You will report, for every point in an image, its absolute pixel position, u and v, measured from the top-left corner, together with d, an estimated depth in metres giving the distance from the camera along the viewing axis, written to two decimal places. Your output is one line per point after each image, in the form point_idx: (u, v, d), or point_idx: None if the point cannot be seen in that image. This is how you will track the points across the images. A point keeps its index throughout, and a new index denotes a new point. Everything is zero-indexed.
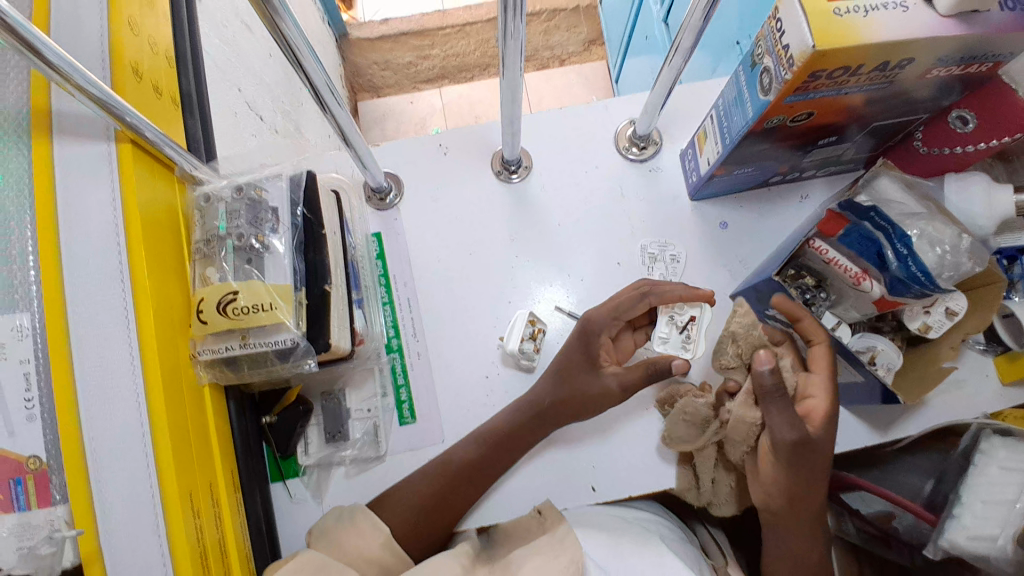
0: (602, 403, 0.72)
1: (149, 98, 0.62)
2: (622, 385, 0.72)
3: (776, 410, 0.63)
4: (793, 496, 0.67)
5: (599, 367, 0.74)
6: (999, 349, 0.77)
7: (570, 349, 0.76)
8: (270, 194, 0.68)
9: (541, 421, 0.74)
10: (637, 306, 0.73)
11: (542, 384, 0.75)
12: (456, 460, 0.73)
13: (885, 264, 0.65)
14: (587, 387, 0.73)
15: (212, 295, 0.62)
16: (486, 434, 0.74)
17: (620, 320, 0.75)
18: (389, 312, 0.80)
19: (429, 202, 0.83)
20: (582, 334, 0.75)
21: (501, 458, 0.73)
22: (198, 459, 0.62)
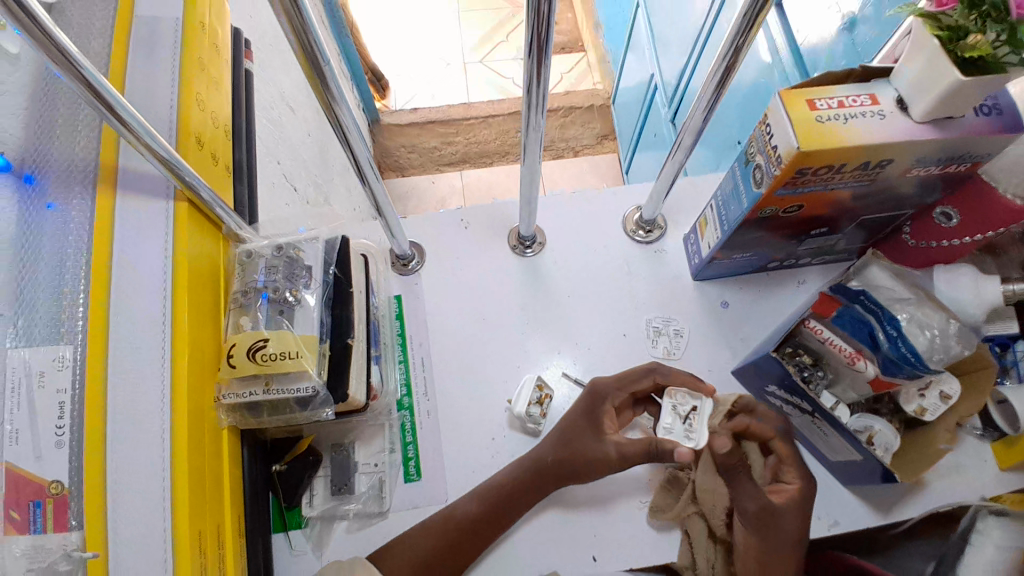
0: (599, 468, 0.73)
1: (208, 166, 0.70)
2: (621, 453, 0.72)
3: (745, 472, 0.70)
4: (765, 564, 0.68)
5: (602, 432, 0.75)
6: (996, 434, 0.79)
7: (577, 413, 0.78)
8: (306, 254, 0.75)
9: (543, 483, 0.74)
10: (640, 381, 0.78)
11: (547, 444, 0.77)
12: (458, 514, 0.73)
13: (877, 345, 0.70)
14: (588, 450, 0.74)
15: (245, 340, 0.67)
16: (490, 492, 0.74)
17: (625, 392, 0.78)
18: (404, 370, 0.84)
19: (448, 269, 0.89)
20: (591, 398, 0.78)
21: (502, 517, 0.73)
22: (210, 500, 0.64)
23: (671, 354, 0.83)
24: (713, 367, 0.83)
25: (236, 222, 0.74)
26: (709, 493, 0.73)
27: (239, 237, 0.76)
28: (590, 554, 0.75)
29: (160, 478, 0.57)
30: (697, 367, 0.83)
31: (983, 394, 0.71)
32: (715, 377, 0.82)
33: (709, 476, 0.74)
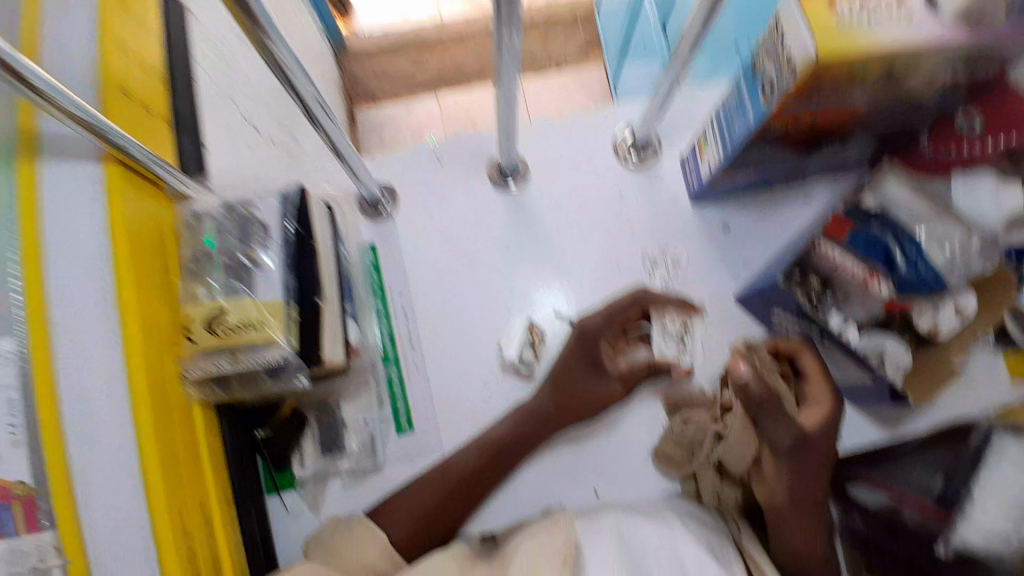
0: (604, 405, 0.73)
1: (138, 118, 0.61)
2: (627, 386, 0.74)
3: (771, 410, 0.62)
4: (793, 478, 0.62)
5: (602, 370, 0.74)
6: (1009, 347, 0.75)
7: (570, 357, 0.75)
8: (260, 210, 0.66)
9: (539, 430, 0.72)
10: (629, 309, 0.75)
11: (542, 392, 0.73)
12: (456, 465, 0.71)
13: (894, 266, 0.63)
14: (592, 390, 0.74)
15: (201, 312, 0.61)
16: (488, 443, 0.72)
17: (614, 324, 0.76)
18: (386, 325, 0.78)
19: (423, 208, 0.81)
20: (579, 338, 0.75)
21: (499, 466, 0.71)
22: (188, 480, 0.61)
23: (669, 285, 0.78)
24: (714, 296, 0.78)
25: (173, 176, 0.65)
26: (738, 446, 0.68)
27: (187, 197, 0.68)
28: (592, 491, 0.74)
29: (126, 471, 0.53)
30: (697, 297, 0.78)
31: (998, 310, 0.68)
32: (717, 306, 0.77)
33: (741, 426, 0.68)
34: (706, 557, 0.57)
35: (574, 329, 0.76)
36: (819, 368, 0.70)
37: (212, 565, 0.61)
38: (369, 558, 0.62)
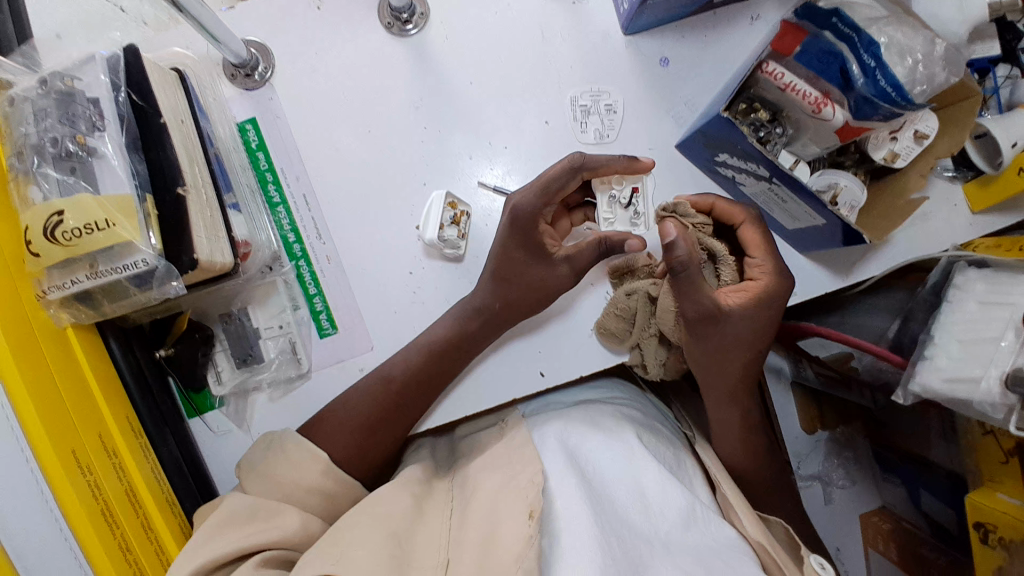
0: (554, 292, 0.66)
1: None
2: (575, 269, 0.65)
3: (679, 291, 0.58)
4: (710, 364, 0.66)
5: (547, 254, 0.65)
6: (970, 174, 0.70)
7: (509, 245, 0.65)
8: (86, 85, 0.53)
9: (488, 327, 0.66)
10: (568, 182, 0.63)
11: (483, 290, 0.66)
12: (398, 373, 0.65)
13: (850, 82, 0.57)
14: (539, 278, 0.65)
15: (37, 220, 0.50)
16: (429, 346, 0.65)
17: (552, 202, 0.64)
18: (284, 213, 0.68)
19: (308, 73, 0.68)
20: (512, 226, 0.64)
21: (444, 367, 0.66)
22: (79, 414, 0.55)
23: (604, 136, 0.68)
24: (654, 145, 0.68)
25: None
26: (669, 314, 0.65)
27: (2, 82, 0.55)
28: (537, 370, 0.69)
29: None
30: (637, 148, 0.69)
31: (965, 130, 0.60)
32: (659, 157, 0.69)
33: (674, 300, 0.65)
34: (666, 478, 0.60)
35: (505, 207, 0.65)
36: (757, 236, 0.64)
37: (126, 494, 0.57)
38: (313, 479, 0.62)
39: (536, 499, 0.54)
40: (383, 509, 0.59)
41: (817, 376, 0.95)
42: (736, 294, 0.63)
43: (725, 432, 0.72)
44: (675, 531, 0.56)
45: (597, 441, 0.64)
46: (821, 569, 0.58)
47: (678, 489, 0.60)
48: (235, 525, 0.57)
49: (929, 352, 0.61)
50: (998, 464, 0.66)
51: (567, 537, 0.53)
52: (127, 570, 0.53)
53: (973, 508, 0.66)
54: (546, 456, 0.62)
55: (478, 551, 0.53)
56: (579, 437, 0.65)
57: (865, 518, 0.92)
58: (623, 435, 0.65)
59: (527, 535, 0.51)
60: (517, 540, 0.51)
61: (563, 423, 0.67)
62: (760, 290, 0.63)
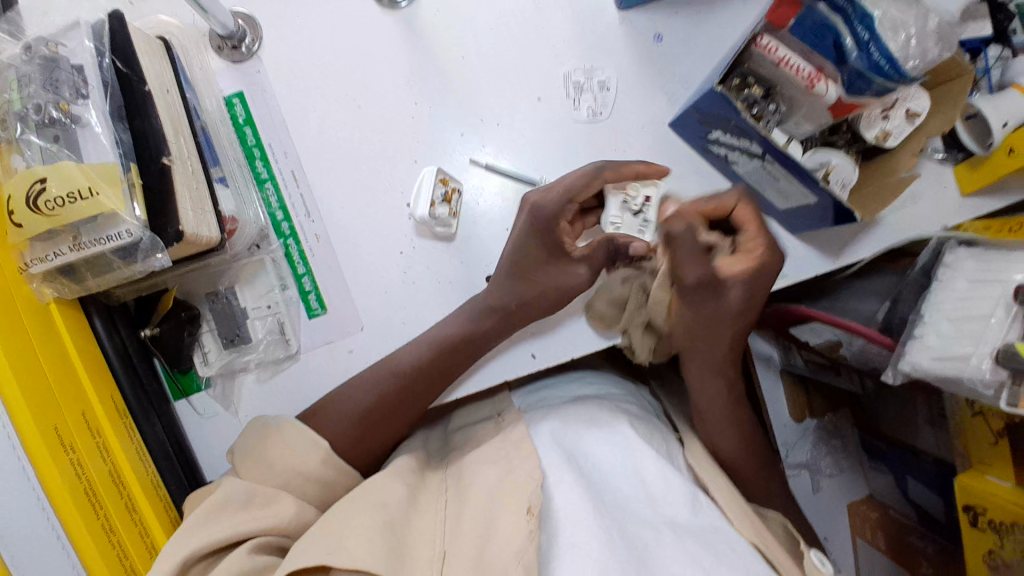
0: (569, 292, 0.65)
1: None
2: (593, 270, 0.65)
3: (681, 250, 0.59)
4: (693, 330, 0.66)
5: (566, 253, 0.64)
6: (960, 156, 0.70)
7: (525, 238, 0.64)
8: (71, 51, 0.52)
9: (504, 322, 0.65)
10: (588, 185, 0.62)
11: (495, 283, 0.65)
12: (404, 368, 0.64)
13: (844, 56, 0.57)
14: (556, 276, 0.65)
15: (18, 189, 0.49)
16: (439, 340, 0.64)
17: (575, 202, 0.62)
18: (273, 191, 0.67)
19: (298, 46, 0.66)
20: (532, 222, 0.63)
21: (454, 365, 0.65)
22: (62, 392, 0.54)
23: (597, 113, 0.67)
24: (647, 123, 0.68)
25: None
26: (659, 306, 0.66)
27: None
28: (529, 351, 0.69)
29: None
30: (630, 127, 0.68)
31: (956, 107, 0.60)
32: (652, 136, 0.68)
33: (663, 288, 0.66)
34: (666, 469, 0.60)
35: (524, 201, 0.63)
36: (751, 215, 0.61)
37: (110, 476, 0.55)
38: (311, 467, 0.60)
39: (535, 494, 0.54)
40: (377, 497, 0.57)
41: (806, 364, 0.95)
42: (733, 262, 0.62)
43: (712, 413, 0.70)
44: (681, 516, 0.56)
45: (596, 436, 0.63)
46: (821, 564, 0.57)
47: (680, 479, 0.59)
48: (229, 511, 0.56)
49: (918, 330, 0.61)
50: (988, 446, 0.66)
51: (565, 535, 0.53)
52: (111, 551, 0.52)
53: (961, 490, 0.66)
54: (544, 451, 0.62)
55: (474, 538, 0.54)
56: (574, 435, 0.64)
57: (851, 506, 0.92)
58: (623, 425, 0.64)
59: (527, 530, 0.51)
60: (516, 536, 0.52)
61: (561, 418, 0.67)
62: (757, 263, 0.61)
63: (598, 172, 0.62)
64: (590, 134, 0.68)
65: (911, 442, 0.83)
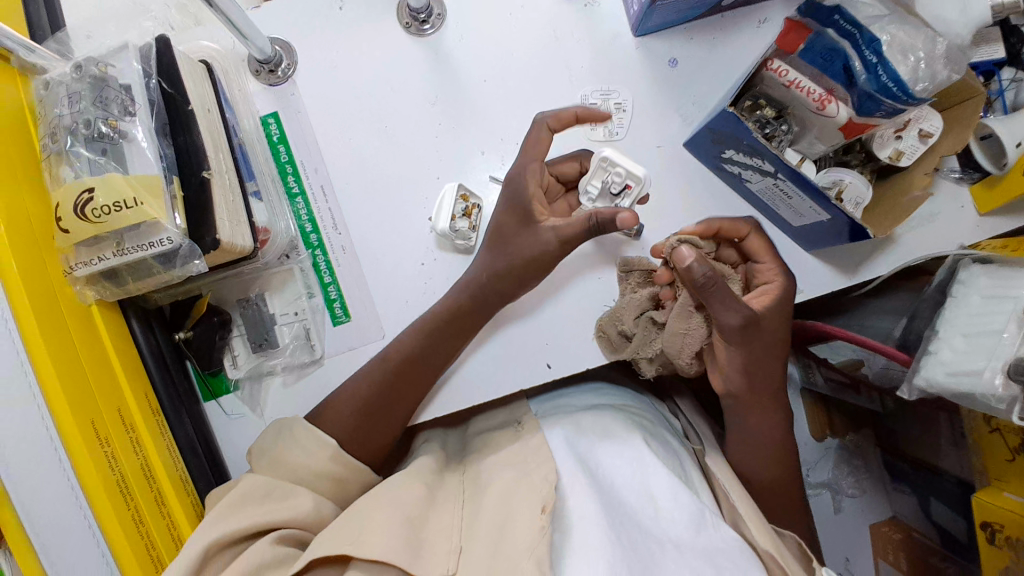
0: (542, 263, 0.65)
1: None
2: (561, 238, 0.64)
3: (718, 301, 0.58)
4: (750, 373, 0.66)
5: (534, 221, 0.65)
6: (976, 176, 0.70)
7: (502, 207, 0.67)
8: (119, 71, 0.56)
9: (487, 301, 0.66)
10: (542, 141, 0.64)
11: (480, 265, 0.67)
12: (394, 353, 0.66)
13: (852, 78, 0.59)
14: (530, 248, 0.65)
15: (67, 198, 0.53)
16: (429, 323, 0.66)
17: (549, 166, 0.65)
18: (303, 204, 0.70)
19: (329, 70, 0.70)
20: (510, 187, 0.65)
21: (441, 347, 0.66)
22: (100, 388, 0.57)
23: (613, 133, 0.70)
24: (662, 142, 0.70)
25: (18, 44, 0.56)
26: (679, 334, 0.65)
27: (38, 68, 0.58)
28: (544, 362, 0.70)
29: (23, 373, 0.50)
30: (645, 146, 0.70)
31: (969, 127, 0.61)
32: (667, 154, 0.70)
33: (682, 316, 0.64)
34: (676, 482, 0.60)
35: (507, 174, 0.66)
36: (764, 243, 0.66)
37: (141, 470, 0.58)
38: (320, 463, 0.63)
39: (549, 495, 0.56)
40: (398, 495, 0.59)
41: (826, 382, 0.95)
42: (766, 292, 0.65)
43: (753, 448, 0.70)
44: (685, 533, 0.56)
45: (608, 445, 0.65)
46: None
47: (689, 494, 0.59)
48: (251, 503, 0.58)
49: (934, 346, 0.61)
50: (1004, 462, 0.65)
51: (575, 536, 0.54)
52: (139, 541, 0.55)
53: (979, 508, 0.65)
54: (557, 454, 0.64)
55: (488, 537, 0.55)
56: (588, 445, 0.66)
57: (874, 527, 0.92)
58: (632, 437, 0.64)
59: (539, 526, 0.53)
60: (530, 531, 0.53)
61: (575, 428, 0.68)
62: (779, 294, 0.65)
63: (549, 123, 0.64)
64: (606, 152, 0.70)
65: (933, 463, 0.82)
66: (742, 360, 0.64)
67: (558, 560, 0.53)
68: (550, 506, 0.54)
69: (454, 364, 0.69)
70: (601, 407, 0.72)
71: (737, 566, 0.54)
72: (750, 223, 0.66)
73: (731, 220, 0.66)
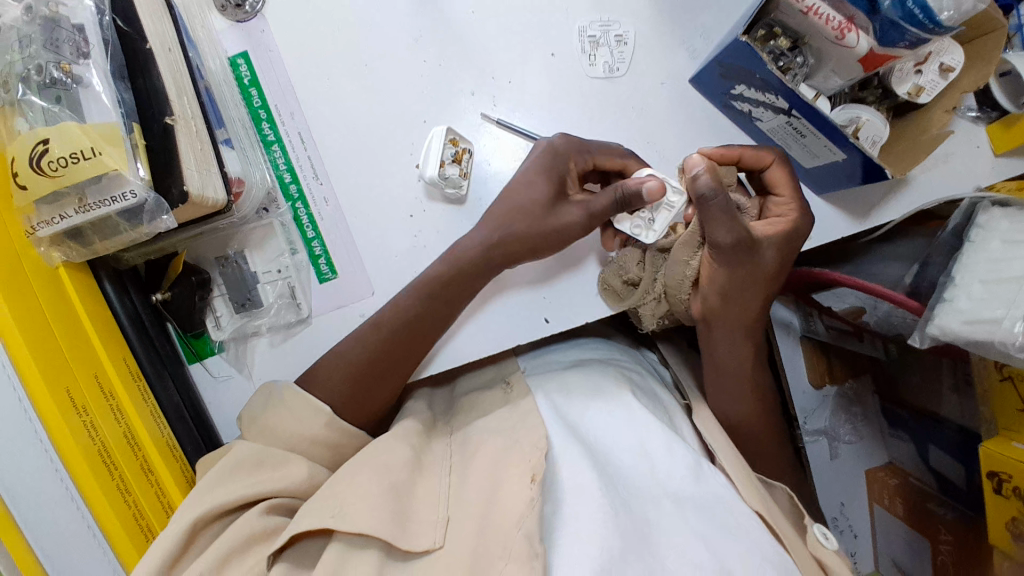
0: (568, 236, 0.62)
1: None
2: (589, 214, 0.61)
3: (717, 212, 0.54)
4: (728, 298, 0.62)
5: (564, 194, 0.63)
6: (993, 115, 0.66)
7: (531, 177, 0.62)
8: (71, 10, 0.50)
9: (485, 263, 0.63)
10: (611, 161, 0.63)
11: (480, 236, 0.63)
12: (388, 315, 0.63)
13: (876, 5, 0.54)
14: (555, 223, 0.62)
15: (21, 151, 0.48)
16: (431, 279, 0.63)
17: (589, 158, 0.62)
18: (280, 152, 0.65)
19: (301, 4, 0.64)
20: (549, 159, 0.61)
21: (446, 313, 0.63)
22: (75, 355, 0.54)
23: (614, 69, 0.65)
24: (667, 79, 0.65)
25: None
26: (680, 263, 0.63)
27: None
28: (542, 316, 0.68)
29: None
30: (648, 83, 0.65)
31: (990, 62, 0.57)
32: (671, 92, 0.65)
33: (686, 247, 0.62)
34: (671, 438, 0.58)
35: (542, 143, 0.62)
36: (784, 175, 0.62)
37: (124, 438, 0.56)
38: (316, 431, 0.60)
39: (538, 463, 0.54)
40: (382, 458, 0.57)
41: (829, 330, 0.91)
42: (772, 219, 0.61)
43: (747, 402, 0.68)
44: (681, 488, 0.56)
45: (599, 406, 0.63)
46: (823, 539, 0.58)
47: (684, 447, 0.58)
48: (244, 473, 0.57)
49: (948, 293, 0.59)
50: (1013, 412, 0.64)
51: (572, 505, 0.52)
52: (126, 512, 0.53)
53: (986, 458, 0.64)
54: (547, 424, 0.61)
55: (475, 508, 0.54)
56: (578, 407, 0.64)
57: (871, 472, 0.91)
58: (625, 399, 0.63)
59: (529, 497, 0.51)
60: (519, 501, 0.51)
61: (563, 390, 0.66)
62: (789, 225, 0.60)
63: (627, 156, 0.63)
64: (606, 91, 0.65)
65: (934, 409, 0.81)
66: (724, 282, 0.60)
67: (549, 527, 0.52)
68: (540, 475, 0.52)
69: (461, 323, 0.67)
70: (589, 361, 0.70)
71: (730, 522, 0.54)
72: (775, 154, 0.62)
73: (756, 148, 0.62)
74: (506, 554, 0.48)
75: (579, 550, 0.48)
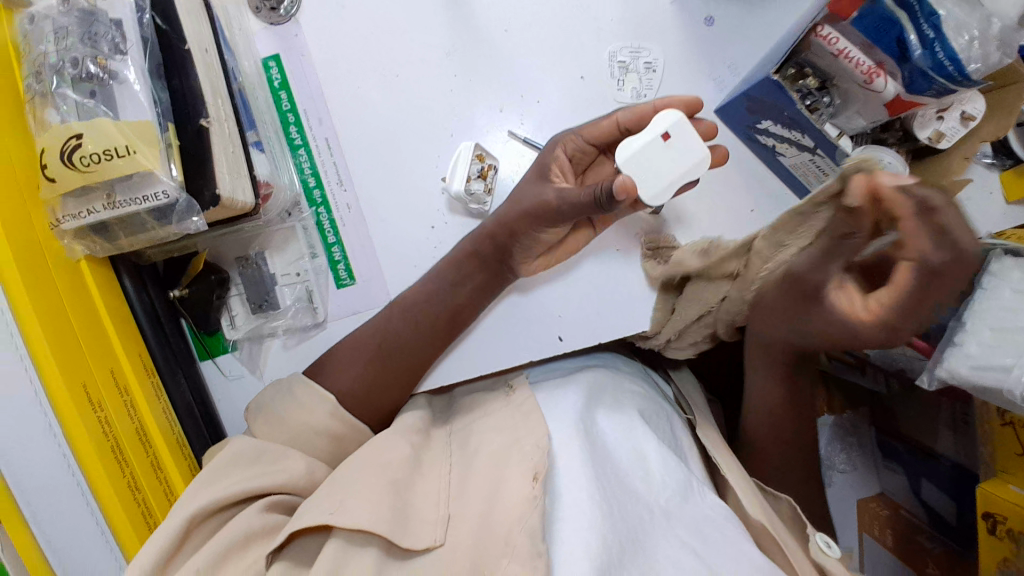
0: (543, 218, 0.60)
1: None
2: (562, 199, 0.58)
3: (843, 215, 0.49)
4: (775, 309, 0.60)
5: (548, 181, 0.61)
6: (1008, 163, 0.67)
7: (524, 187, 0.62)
8: (110, 4, 0.51)
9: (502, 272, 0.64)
10: (600, 127, 0.62)
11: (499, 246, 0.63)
12: (417, 314, 0.64)
13: (906, 53, 0.54)
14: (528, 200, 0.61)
15: (53, 141, 0.48)
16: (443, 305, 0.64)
17: (582, 138, 0.62)
18: (305, 157, 0.66)
19: (335, 11, 0.64)
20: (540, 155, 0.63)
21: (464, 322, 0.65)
22: (92, 349, 0.54)
23: (641, 95, 0.65)
24: None
25: None
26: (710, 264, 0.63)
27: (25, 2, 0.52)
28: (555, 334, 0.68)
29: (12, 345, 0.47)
30: None
31: (1010, 113, 0.59)
32: None
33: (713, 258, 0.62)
34: (667, 455, 0.59)
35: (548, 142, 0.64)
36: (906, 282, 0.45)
37: (134, 431, 0.56)
38: (321, 421, 0.61)
39: (541, 462, 0.54)
40: (386, 457, 0.58)
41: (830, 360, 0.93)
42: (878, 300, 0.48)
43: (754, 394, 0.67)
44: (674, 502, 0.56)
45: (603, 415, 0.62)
46: (827, 548, 0.56)
47: (677, 464, 0.59)
48: (238, 467, 0.56)
49: (958, 338, 0.60)
50: (1013, 455, 0.65)
51: (565, 500, 0.52)
52: (135, 508, 0.53)
53: (983, 498, 0.65)
54: (551, 420, 0.60)
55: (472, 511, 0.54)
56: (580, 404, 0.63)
57: (862, 502, 0.90)
58: (625, 407, 0.63)
59: (529, 497, 0.50)
60: (520, 500, 0.51)
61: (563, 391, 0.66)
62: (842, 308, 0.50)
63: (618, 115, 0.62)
64: None
65: (929, 444, 0.82)
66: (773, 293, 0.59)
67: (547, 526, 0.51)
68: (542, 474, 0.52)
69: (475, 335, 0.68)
70: (601, 369, 0.70)
71: (725, 536, 0.53)
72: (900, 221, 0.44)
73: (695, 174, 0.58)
74: (509, 552, 0.48)
75: (579, 547, 0.48)
